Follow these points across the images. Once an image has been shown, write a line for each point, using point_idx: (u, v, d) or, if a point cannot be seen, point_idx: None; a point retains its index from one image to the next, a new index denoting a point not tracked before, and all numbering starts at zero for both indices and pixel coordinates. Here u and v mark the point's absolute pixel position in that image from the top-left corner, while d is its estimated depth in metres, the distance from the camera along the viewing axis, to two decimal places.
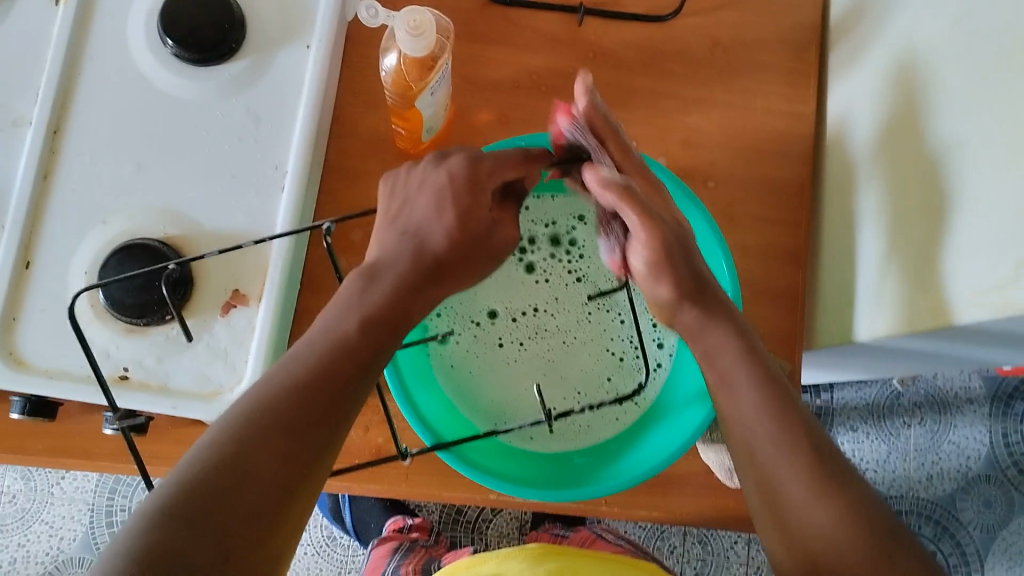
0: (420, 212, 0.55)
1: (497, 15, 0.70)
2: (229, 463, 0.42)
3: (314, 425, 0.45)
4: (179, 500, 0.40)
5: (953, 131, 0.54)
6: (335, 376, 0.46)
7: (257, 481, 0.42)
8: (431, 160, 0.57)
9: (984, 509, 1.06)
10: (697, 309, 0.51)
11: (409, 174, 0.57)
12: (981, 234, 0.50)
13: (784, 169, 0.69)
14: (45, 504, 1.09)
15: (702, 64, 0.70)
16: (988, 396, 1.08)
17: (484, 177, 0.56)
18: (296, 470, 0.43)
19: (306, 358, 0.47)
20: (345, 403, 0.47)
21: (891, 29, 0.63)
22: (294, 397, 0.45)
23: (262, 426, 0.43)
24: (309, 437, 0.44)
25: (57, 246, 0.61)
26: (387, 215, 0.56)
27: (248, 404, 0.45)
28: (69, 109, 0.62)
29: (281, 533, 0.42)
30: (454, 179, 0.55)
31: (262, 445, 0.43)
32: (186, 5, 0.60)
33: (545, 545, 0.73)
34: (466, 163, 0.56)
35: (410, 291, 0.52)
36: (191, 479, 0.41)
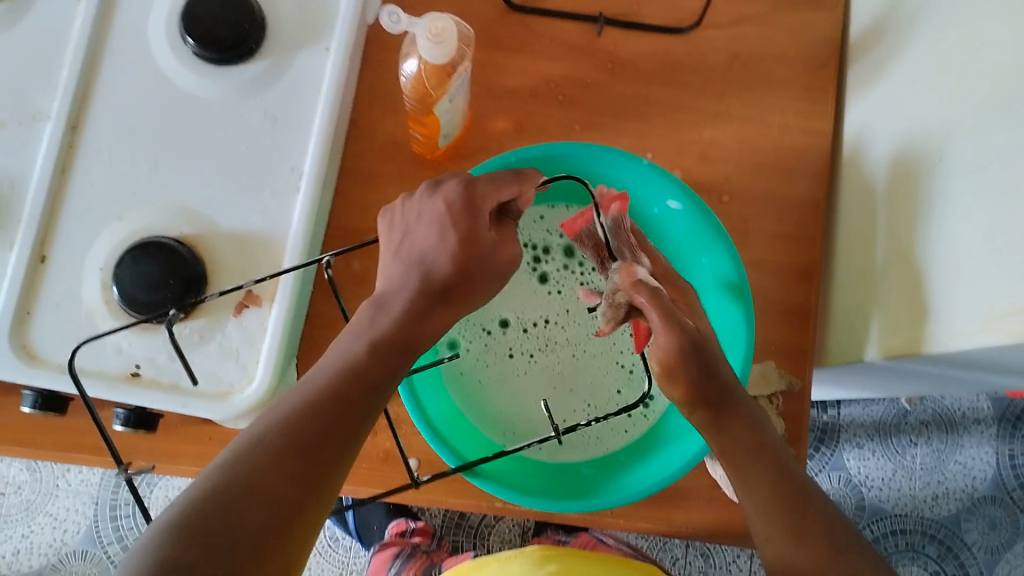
0: (422, 241, 0.53)
1: (517, 23, 0.70)
2: (243, 480, 0.42)
3: (328, 445, 0.45)
4: (193, 516, 0.40)
5: (971, 154, 0.53)
6: (349, 396, 0.46)
7: (269, 499, 0.42)
8: (427, 186, 0.55)
9: (989, 531, 1.05)
10: (709, 413, 0.52)
11: (407, 203, 0.56)
12: (994, 258, 0.50)
13: (798, 184, 0.69)
14: (50, 496, 1.10)
15: (720, 77, 0.70)
16: (996, 417, 1.07)
17: (481, 201, 0.54)
18: (310, 489, 0.44)
19: (325, 377, 0.47)
20: (361, 422, 0.47)
21: (910, 48, 0.63)
22: (311, 416, 0.45)
23: (278, 444, 0.44)
24: (322, 458, 0.44)
25: (72, 242, 0.61)
26: (391, 245, 0.55)
27: (264, 423, 0.45)
28: (88, 106, 0.62)
29: (293, 550, 0.42)
30: (450, 205, 0.53)
31: (278, 464, 0.43)
32: (207, 6, 0.61)
33: (546, 548, 0.73)
34: (462, 187, 0.54)
35: (422, 314, 0.51)
36: (206, 495, 0.41)
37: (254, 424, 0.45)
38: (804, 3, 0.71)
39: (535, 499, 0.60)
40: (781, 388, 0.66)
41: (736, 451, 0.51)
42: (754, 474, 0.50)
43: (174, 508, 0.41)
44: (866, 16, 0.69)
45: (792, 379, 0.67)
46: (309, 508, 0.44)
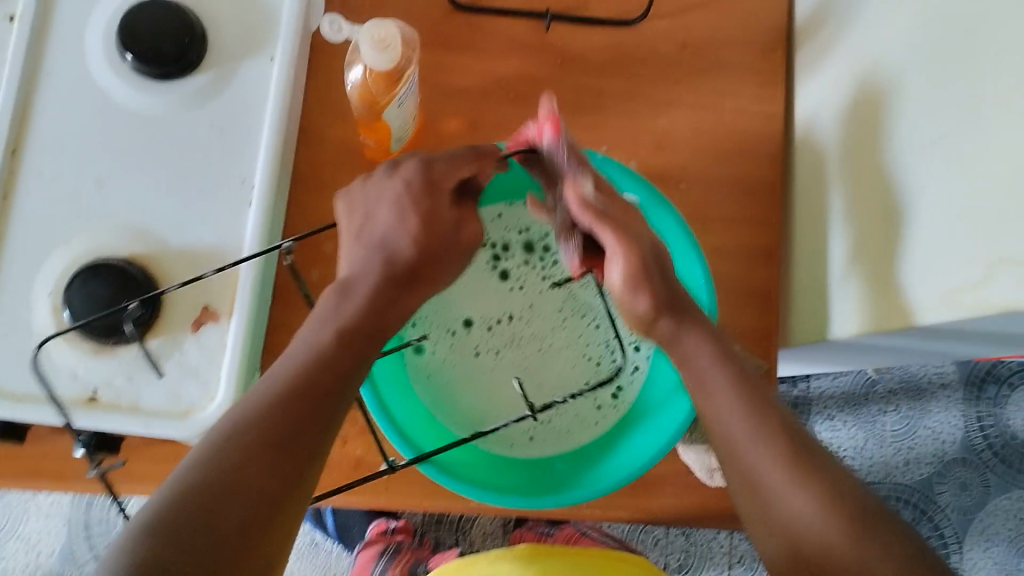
0: (383, 224, 0.54)
1: (463, 21, 0.69)
2: (219, 475, 0.42)
3: (303, 433, 0.45)
4: (171, 507, 0.41)
5: (921, 132, 0.54)
6: (319, 388, 0.47)
7: (246, 488, 0.43)
8: (385, 168, 0.55)
9: (961, 492, 1.07)
10: (672, 319, 0.53)
11: (362, 186, 0.55)
12: (950, 231, 0.50)
13: (754, 167, 0.69)
14: (21, 520, 1.08)
15: (670, 65, 0.70)
16: (962, 380, 1.09)
17: (439, 180, 0.55)
18: (286, 479, 0.44)
19: (293, 368, 0.47)
20: (333, 410, 0.47)
21: (855, 27, 0.63)
22: (284, 407, 0.45)
23: (251, 439, 0.44)
24: (295, 446, 0.45)
25: (20, 270, 0.59)
26: (351, 229, 0.54)
27: (235, 416, 0.45)
28: (29, 128, 0.61)
29: (274, 535, 0.43)
30: (409, 185, 0.54)
31: (253, 457, 0.43)
32: (145, 19, 0.59)
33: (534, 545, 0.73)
34: (419, 167, 0.54)
35: (386, 302, 0.51)
36: (183, 493, 0.42)
37: (223, 420, 0.45)
38: None
39: (508, 497, 0.62)
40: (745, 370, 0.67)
41: (765, 431, 0.49)
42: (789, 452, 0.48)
43: (155, 508, 0.41)
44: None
45: (757, 360, 0.67)
46: (289, 498, 0.44)
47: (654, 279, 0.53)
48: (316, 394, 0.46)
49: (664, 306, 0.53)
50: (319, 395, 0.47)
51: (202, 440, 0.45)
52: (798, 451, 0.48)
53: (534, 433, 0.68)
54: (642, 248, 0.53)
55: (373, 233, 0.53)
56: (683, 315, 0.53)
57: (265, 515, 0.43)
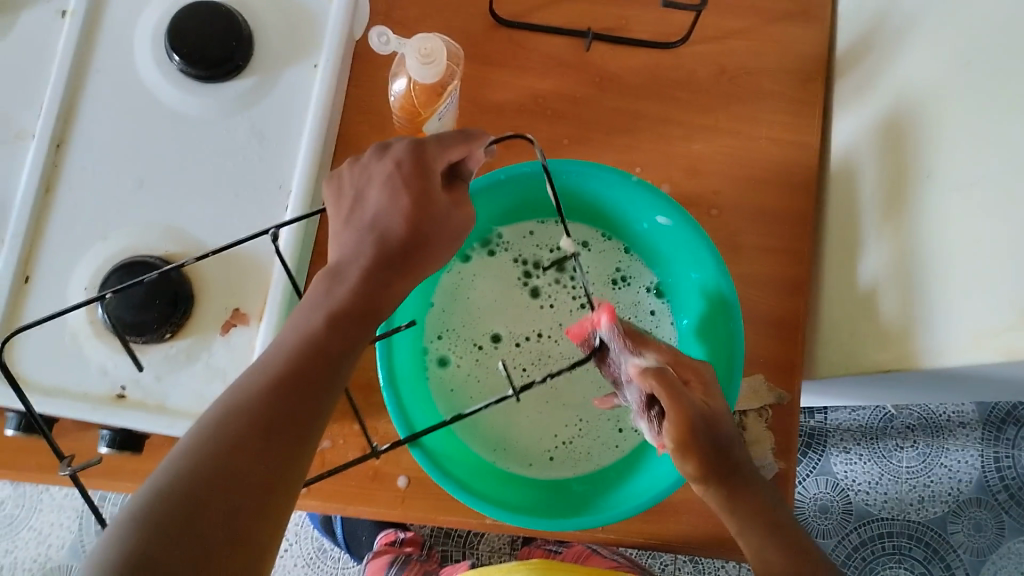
0: (373, 206, 0.51)
1: (506, 38, 0.70)
2: (206, 469, 0.39)
3: (296, 418, 0.42)
4: (160, 503, 0.38)
5: (962, 168, 0.53)
6: (314, 370, 0.44)
7: (239, 480, 0.39)
8: (373, 150, 0.53)
9: (974, 533, 1.06)
10: (719, 484, 0.54)
11: (351, 168, 0.53)
12: (983, 269, 0.50)
13: (787, 197, 0.69)
14: (34, 511, 1.08)
15: (707, 91, 0.70)
16: (980, 421, 1.08)
17: (431, 161, 0.52)
18: (278, 470, 0.41)
19: (286, 355, 0.44)
20: (326, 396, 0.44)
21: (896, 61, 0.64)
22: (274, 395, 0.42)
23: (239, 427, 0.41)
24: (286, 437, 0.42)
25: (56, 263, 0.60)
26: (341, 213, 0.52)
27: (224, 405, 0.42)
28: (73, 123, 0.62)
29: (266, 530, 0.40)
30: (401, 164, 0.51)
31: (243, 445, 0.40)
32: (193, 22, 0.60)
33: (546, 560, 0.72)
34: (409, 146, 0.52)
35: (378, 284, 0.48)
36: (168, 488, 0.38)
37: (212, 409, 0.42)
38: (790, 17, 0.72)
39: (523, 516, 0.59)
40: (771, 401, 0.66)
41: (754, 524, 0.55)
42: (775, 537, 0.55)
43: (138, 503, 0.38)
44: (852, 31, 0.70)
45: (780, 392, 0.67)
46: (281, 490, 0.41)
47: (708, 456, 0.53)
48: (310, 380, 0.43)
49: (714, 473, 0.53)
50: (316, 379, 0.44)
51: (188, 430, 0.42)
52: (782, 538, 0.55)
53: (554, 454, 0.70)
54: (695, 413, 0.52)
55: (363, 216, 0.50)
56: (727, 474, 0.54)
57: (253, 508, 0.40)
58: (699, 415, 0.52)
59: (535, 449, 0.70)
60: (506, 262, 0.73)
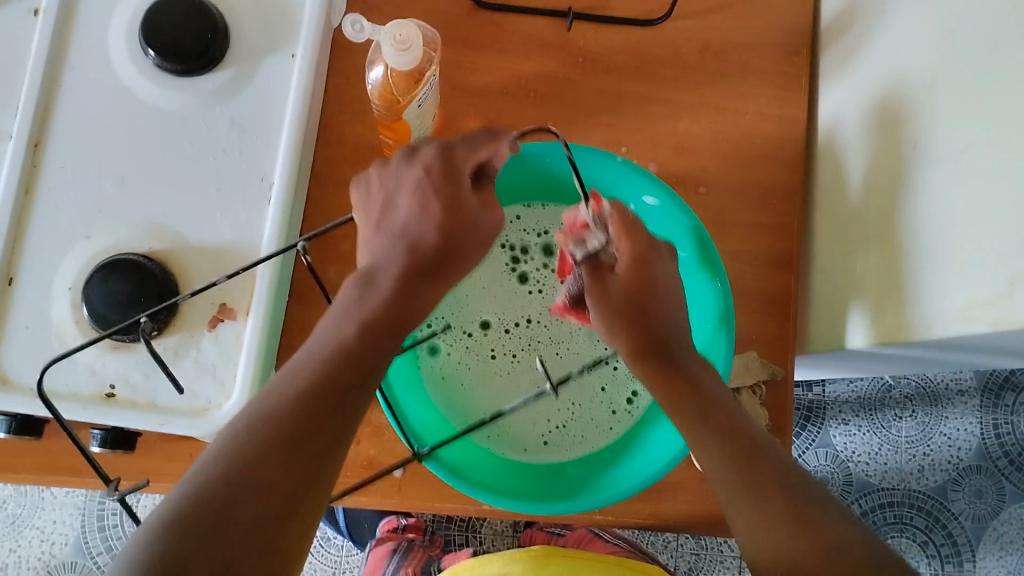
0: (404, 213, 0.51)
1: (484, 20, 0.69)
2: (234, 476, 0.39)
3: (320, 427, 0.42)
4: (188, 511, 0.37)
5: (952, 137, 0.52)
6: (320, 373, 0.43)
7: (266, 489, 0.39)
8: (402, 155, 0.52)
9: (976, 500, 1.06)
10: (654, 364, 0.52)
11: (378, 171, 0.53)
12: (971, 241, 0.50)
13: (775, 172, 0.69)
14: (36, 510, 1.09)
15: (692, 67, 0.70)
16: (979, 387, 1.07)
17: (461, 165, 0.51)
18: (307, 477, 0.40)
19: (305, 359, 0.44)
20: (339, 396, 0.43)
21: (880, 34, 0.63)
22: (302, 404, 0.42)
23: (268, 433, 0.40)
24: (314, 446, 0.41)
25: (41, 265, 0.60)
26: (370, 220, 0.51)
27: (249, 415, 0.41)
28: (50, 123, 0.61)
29: (292, 540, 0.39)
30: (430, 171, 0.51)
31: (268, 453, 0.40)
32: (166, 15, 0.59)
33: (548, 545, 0.72)
34: (437, 151, 0.51)
35: (414, 293, 0.48)
36: (195, 495, 0.38)
37: (238, 419, 0.42)
38: None
39: (520, 502, 0.59)
40: (763, 377, 0.66)
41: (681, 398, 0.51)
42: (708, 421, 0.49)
43: (165, 513, 0.37)
44: (836, 2, 0.69)
45: (773, 367, 0.67)
46: (309, 499, 0.40)
47: (636, 330, 0.53)
48: (328, 382, 0.43)
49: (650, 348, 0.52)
50: (332, 378, 0.43)
51: (214, 441, 0.41)
52: (720, 424, 0.49)
53: (547, 439, 0.70)
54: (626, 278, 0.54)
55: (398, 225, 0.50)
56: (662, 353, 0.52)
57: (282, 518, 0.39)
58: (622, 292, 0.54)
59: (529, 435, 0.70)
60: (494, 247, 0.72)
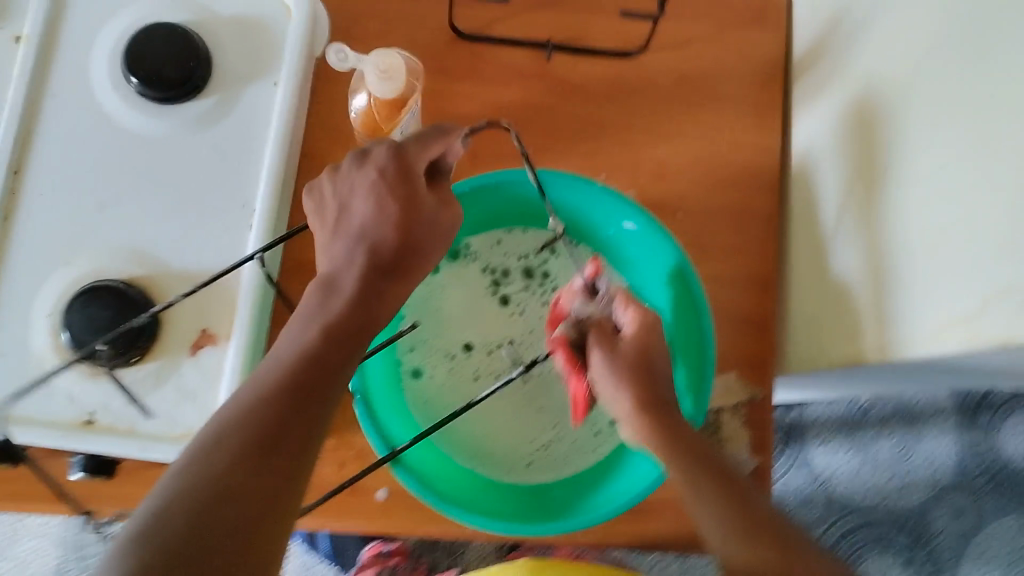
0: (360, 215, 0.51)
1: (465, 49, 0.70)
2: (207, 485, 0.38)
3: (292, 433, 0.41)
4: (164, 521, 0.37)
5: (922, 162, 0.54)
6: (304, 389, 0.43)
7: (241, 495, 0.39)
8: (351, 158, 0.53)
9: (956, 518, 1.06)
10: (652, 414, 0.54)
11: (332, 178, 0.53)
12: (943, 260, 0.51)
13: (752, 196, 0.70)
14: (13, 540, 1.07)
15: (669, 94, 0.71)
16: (956, 407, 1.07)
17: (413, 164, 0.52)
18: (281, 481, 0.40)
19: (277, 369, 0.43)
20: (315, 407, 0.43)
21: (850, 61, 0.65)
22: (267, 412, 0.41)
23: (238, 442, 0.40)
24: (286, 451, 0.41)
25: (21, 291, 0.60)
26: (328, 225, 0.52)
27: (217, 426, 0.41)
28: (29, 151, 0.61)
29: (273, 543, 0.39)
30: (384, 172, 0.51)
31: (240, 462, 0.39)
32: (150, 44, 0.60)
33: (536, 559, 0.73)
34: (391, 151, 0.52)
35: (374, 293, 0.48)
36: (168, 507, 0.37)
37: (206, 432, 0.41)
38: (747, 19, 0.72)
39: (501, 523, 0.60)
40: (743, 399, 0.67)
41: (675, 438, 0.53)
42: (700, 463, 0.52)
43: (138, 532, 0.36)
44: (808, 30, 0.71)
45: (753, 389, 0.67)
46: (280, 504, 0.40)
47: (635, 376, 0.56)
48: (312, 404, 0.43)
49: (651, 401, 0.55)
50: (312, 398, 0.43)
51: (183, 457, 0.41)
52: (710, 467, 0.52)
53: (531, 461, 0.70)
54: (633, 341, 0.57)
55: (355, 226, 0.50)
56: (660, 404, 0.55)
57: (255, 525, 0.38)
58: (631, 354, 0.57)
59: (512, 457, 0.70)
60: (475, 270, 0.73)
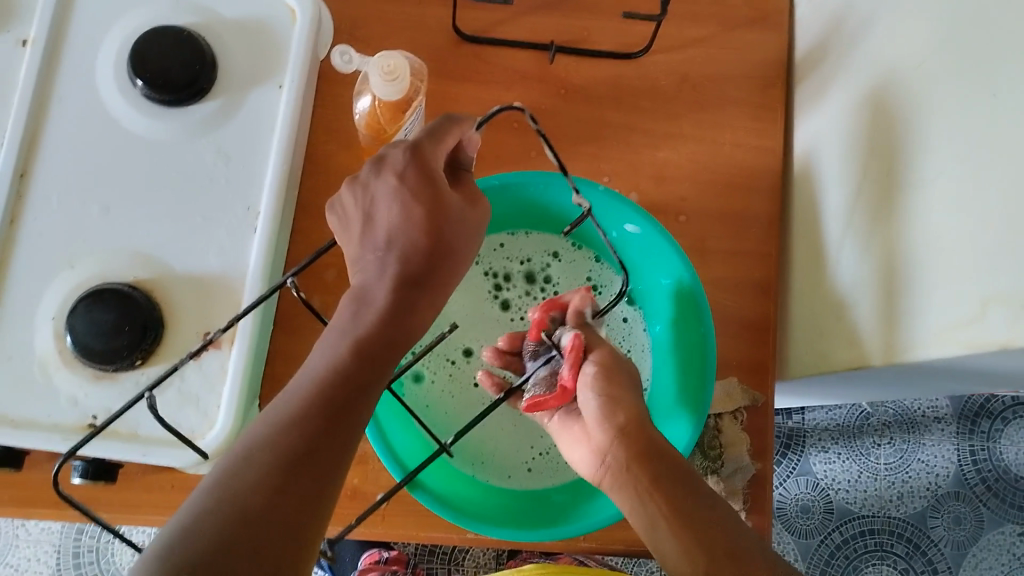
0: (387, 224, 0.50)
1: (468, 53, 0.71)
2: (236, 505, 0.38)
3: (320, 450, 0.41)
4: (195, 541, 0.37)
5: (925, 163, 0.54)
6: (329, 401, 0.42)
7: (269, 515, 0.38)
8: (371, 164, 0.51)
9: (955, 526, 1.06)
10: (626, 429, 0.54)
11: (352, 189, 0.52)
12: (943, 263, 0.51)
13: (753, 201, 0.70)
14: (10, 546, 1.07)
15: (671, 99, 0.71)
16: (955, 414, 1.09)
17: (433, 164, 0.50)
18: (310, 502, 0.40)
19: (304, 386, 0.43)
20: (344, 424, 0.42)
21: (851, 65, 0.65)
22: (294, 429, 0.41)
23: (265, 460, 0.40)
24: (318, 470, 0.40)
25: (24, 293, 0.60)
26: (357, 237, 0.51)
27: (248, 441, 0.41)
28: (36, 153, 0.61)
29: (302, 561, 0.39)
30: (404, 177, 0.50)
31: (274, 480, 0.39)
32: (154, 46, 0.60)
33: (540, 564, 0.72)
34: (407, 153, 0.50)
35: (408, 305, 0.47)
36: (198, 526, 0.37)
37: (242, 447, 0.41)
38: (749, 24, 0.73)
39: (507, 529, 0.59)
40: (744, 403, 0.67)
41: (645, 459, 0.52)
42: (669, 486, 0.51)
43: (169, 551, 0.37)
44: (810, 36, 0.71)
45: (754, 394, 0.67)
46: (308, 524, 0.39)
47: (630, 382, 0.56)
48: (338, 415, 0.42)
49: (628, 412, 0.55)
50: (340, 409, 0.43)
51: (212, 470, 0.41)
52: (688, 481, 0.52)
53: (531, 466, 0.70)
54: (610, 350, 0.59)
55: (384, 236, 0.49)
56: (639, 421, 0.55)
57: (284, 545, 0.38)
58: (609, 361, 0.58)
59: (513, 462, 0.70)
60: (477, 274, 0.73)
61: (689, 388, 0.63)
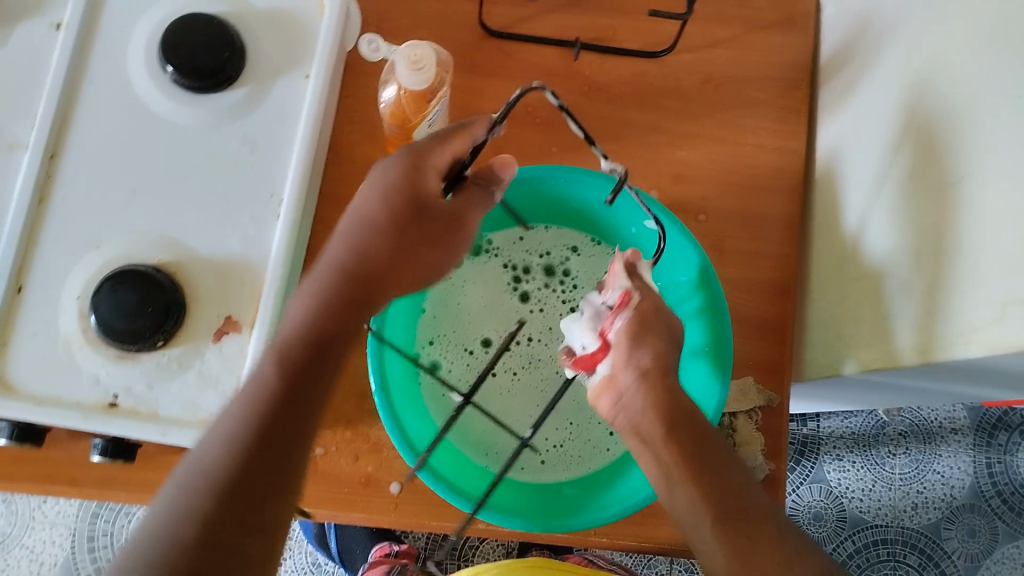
0: (366, 226, 0.55)
1: (493, 48, 0.71)
2: (186, 529, 0.44)
3: (256, 469, 0.46)
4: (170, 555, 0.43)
5: (948, 168, 0.54)
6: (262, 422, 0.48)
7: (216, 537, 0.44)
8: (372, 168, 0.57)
9: (969, 539, 1.06)
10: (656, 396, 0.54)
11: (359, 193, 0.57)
12: (965, 265, 0.51)
13: (773, 202, 0.70)
14: (26, 528, 1.08)
15: (694, 98, 0.71)
16: (972, 426, 1.09)
17: (423, 174, 0.55)
18: (249, 520, 0.46)
19: (240, 410, 0.48)
20: (275, 443, 0.48)
21: (877, 68, 0.65)
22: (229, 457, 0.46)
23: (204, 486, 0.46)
24: (253, 490, 0.46)
25: (50, 273, 0.60)
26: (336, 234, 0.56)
27: (190, 471, 0.46)
28: (66, 134, 0.62)
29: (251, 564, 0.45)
30: (390, 182, 0.55)
31: (218, 507, 0.45)
32: (184, 33, 0.61)
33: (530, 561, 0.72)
34: (403, 160, 0.55)
35: (343, 315, 0.53)
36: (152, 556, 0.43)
37: (184, 470, 0.47)
38: (774, 26, 0.73)
39: (518, 519, 0.59)
40: (760, 403, 0.67)
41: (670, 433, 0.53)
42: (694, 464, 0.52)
43: (126, 551, 0.44)
44: (835, 39, 0.71)
45: (770, 394, 0.67)
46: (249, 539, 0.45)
47: (663, 350, 0.55)
48: (271, 429, 0.48)
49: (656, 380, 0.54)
50: (276, 426, 0.48)
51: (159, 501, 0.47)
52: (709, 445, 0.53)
53: (545, 458, 0.70)
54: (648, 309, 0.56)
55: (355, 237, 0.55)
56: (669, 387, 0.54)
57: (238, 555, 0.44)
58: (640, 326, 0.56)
59: (527, 453, 0.70)
60: (496, 267, 0.74)
61: (708, 386, 0.62)
